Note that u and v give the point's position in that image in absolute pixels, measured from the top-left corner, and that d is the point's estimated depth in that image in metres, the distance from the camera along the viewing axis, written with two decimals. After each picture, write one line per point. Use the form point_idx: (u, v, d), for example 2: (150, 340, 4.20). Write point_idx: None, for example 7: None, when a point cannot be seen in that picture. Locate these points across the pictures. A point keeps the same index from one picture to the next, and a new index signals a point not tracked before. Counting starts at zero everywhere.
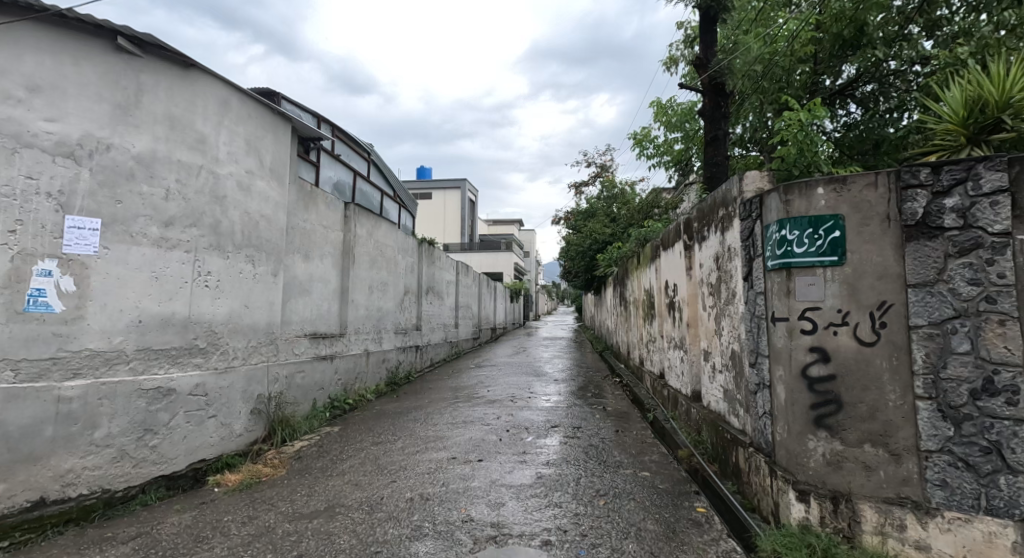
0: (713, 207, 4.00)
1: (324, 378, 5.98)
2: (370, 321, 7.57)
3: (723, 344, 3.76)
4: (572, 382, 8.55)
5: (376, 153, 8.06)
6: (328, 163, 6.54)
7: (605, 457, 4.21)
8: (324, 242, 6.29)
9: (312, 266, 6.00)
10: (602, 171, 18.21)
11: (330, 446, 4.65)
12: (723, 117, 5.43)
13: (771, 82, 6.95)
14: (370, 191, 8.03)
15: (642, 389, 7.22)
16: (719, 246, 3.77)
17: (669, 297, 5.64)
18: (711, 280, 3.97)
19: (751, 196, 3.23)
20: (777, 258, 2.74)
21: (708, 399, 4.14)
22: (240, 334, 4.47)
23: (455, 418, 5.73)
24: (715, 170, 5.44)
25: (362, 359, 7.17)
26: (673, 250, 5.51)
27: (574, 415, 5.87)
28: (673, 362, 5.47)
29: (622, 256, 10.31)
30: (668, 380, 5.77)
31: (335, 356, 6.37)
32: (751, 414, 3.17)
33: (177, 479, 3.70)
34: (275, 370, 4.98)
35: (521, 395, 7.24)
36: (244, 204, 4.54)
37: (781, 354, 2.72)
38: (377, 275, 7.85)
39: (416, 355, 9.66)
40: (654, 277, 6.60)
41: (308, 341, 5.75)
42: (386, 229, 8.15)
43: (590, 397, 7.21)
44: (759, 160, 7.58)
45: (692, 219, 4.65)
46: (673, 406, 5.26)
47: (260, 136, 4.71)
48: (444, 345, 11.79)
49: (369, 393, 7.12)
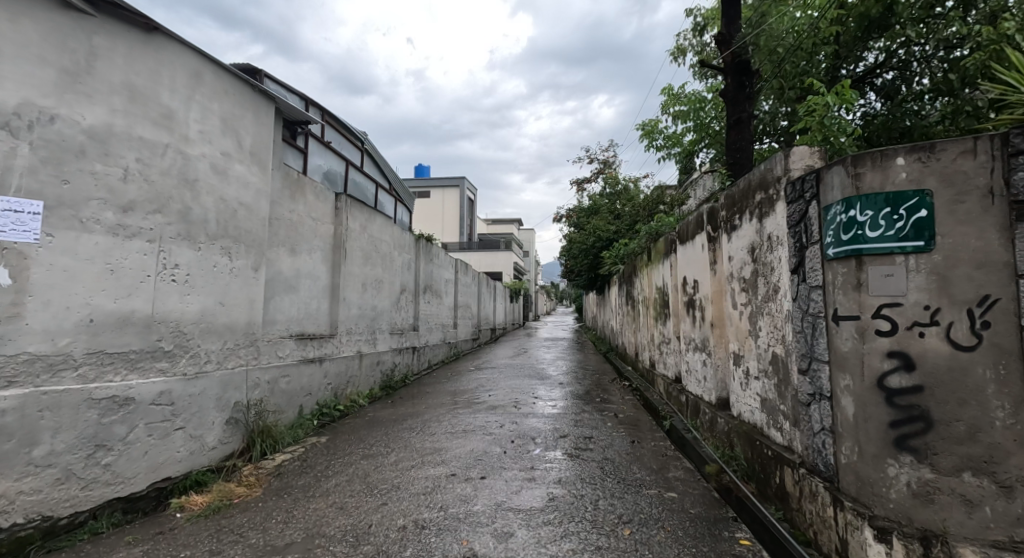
0: (746, 192, 3.54)
1: (312, 383, 5.52)
2: (363, 321, 7.10)
3: (761, 346, 3.30)
4: (577, 386, 8.10)
5: (369, 143, 7.60)
6: (317, 150, 6.08)
7: (623, 474, 3.75)
8: (313, 235, 5.82)
9: (299, 262, 5.53)
10: (604, 167, 17.80)
11: (315, 460, 4.17)
12: (748, 98, 4.99)
13: (793, 67, 6.51)
14: (364, 183, 7.56)
15: (653, 393, 6.77)
16: (756, 235, 3.31)
17: (687, 295, 5.19)
18: (746, 274, 3.51)
19: (800, 175, 2.78)
20: (842, 244, 2.28)
21: (740, 408, 3.68)
22: (214, 335, 4.00)
23: (454, 426, 5.26)
24: (739, 157, 4.99)
25: (355, 361, 6.71)
26: (692, 243, 5.06)
27: (583, 423, 5.42)
28: (693, 365, 5.02)
29: (629, 254, 9.87)
30: (686, 386, 5.32)
31: (324, 359, 5.90)
32: (801, 430, 2.71)
33: (136, 502, 3.23)
34: (255, 375, 4.51)
35: (524, 400, 6.77)
36: (220, 190, 4.07)
37: (848, 360, 2.26)
38: (371, 272, 7.38)
39: (413, 357, 9.19)
40: (668, 274, 6.16)
41: (293, 343, 5.28)
42: (381, 223, 7.69)
43: (598, 402, 6.75)
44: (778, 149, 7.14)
45: (718, 208, 4.20)
46: (694, 414, 4.81)
47: (237, 115, 4.25)
48: (442, 346, 11.32)
49: (362, 398, 6.66)
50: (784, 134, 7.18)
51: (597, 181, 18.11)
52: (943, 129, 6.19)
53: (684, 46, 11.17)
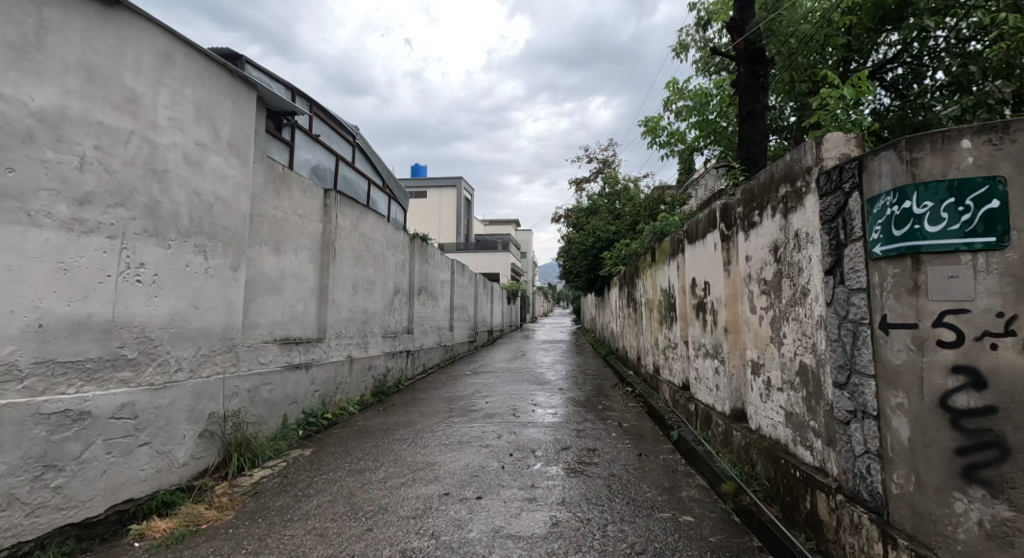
0: (767, 185, 3.24)
1: (297, 391, 5.20)
2: (354, 324, 6.78)
3: (785, 355, 3.00)
4: (577, 391, 7.79)
5: (361, 138, 7.30)
6: (306, 144, 5.78)
7: (631, 493, 3.45)
8: (299, 233, 5.50)
9: (283, 262, 5.21)
10: (603, 167, 17.52)
11: (297, 476, 3.85)
12: (762, 88, 4.68)
13: (804, 59, 6.23)
14: (356, 180, 7.25)
15: (658, 400, 6.47)
16: (781, 233, 3.01)
17: (697, 297, 4.89)
18: (768, 275, 3.21)
19: (834, 164, 2.48)
20: (893, 240, 1.98)
21: (759, 421, 3.38)
22: (186, 341, 3.67)
23: (449, 437, 4.95)
24: (753, 151, 4.67)
25: (345, 366, 6.39)
26: (702, 242, 4.77)
27: (586, 434, 5.11)
28: (704, 372, 4.72)
29: (631, 254, 9.59)
30: (696, 395, 5.01)
31: (312, 364, 5.58)
32: (837, 450, 2.41)
33: (92, 527, 2.89)
34: (233, 384, 4.19)
35: (523, 407, 6.46)
36: (194, 183, 3.74)
37: (901, 376, 1.95)
38: (362, 273, 7.06)
39: (407, 361, 8.87)
40: (674, 275, 5.86)
41: (277, 348, 4.96)
42: (374, 222, 7.37)
43: (599, 409, 6.45)
44: (789, 145, 6.89)
45: (735, 204, 3.90)
46: (705, 426, 4.50)
47: (214, 102, 3.93)
48: (437, 349, 11.00)
49: (352, 406, 6.34)
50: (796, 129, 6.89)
51: (597, 181, 17.83)
52: (955, 126, 6.04)
53: (686, 42, 10.92)
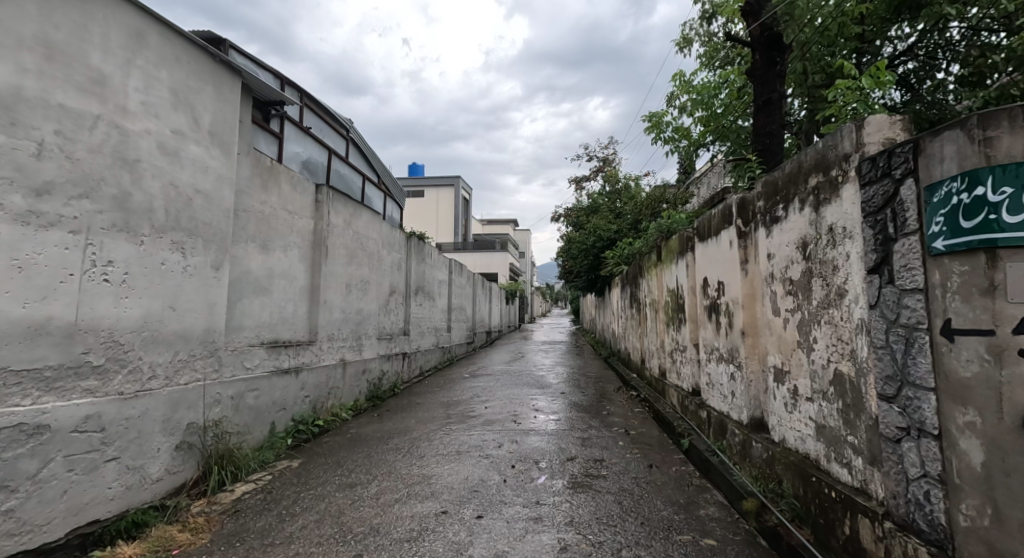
0: (794, 176, 2.97)
1: (286, 397, 4.92)
2: (347, 326, 6.50)
3: (815, 362, 2.73)
4: (579, 395, 7.52)
5: (355, 131, 7.01)
6: (296, 137, 5.49)
7: (645, 511, 3.18)
8: (288, 230, 5.22)
9: (271, 260, 4.92)
10: (603, 165, 17.26)
11: (283, 491, 3.57)
12: (779, 76, 4.40)
13: (818, 49, 5.99)
14: (349, 176, 6.97)
15: (665, 405, 6.21)
16: (811, 228, 2.74)
17: (710, 297, 4.62)
18: (796, 274, 2.94)
19: (878, 149, 2.21)
20: (962, 234, 1.72)
21: (785, 433, 3.11)
22: (161, 346, 3.38)
23: (446, 447, 4.67)
24: (770, 143, 4.40)
25: (337, 370, 6.10)
26: (715, 240, 4.50)
27: (591, 442, 4.83)
28: (718, 377, 4.45)
29: (634, 254, 9.34)
30: (708, 401, 4.74)
31: (302, 369, 5.29)
32: (883, 470, 2.14)
33: (50, 554, 2.61)
34: (215, 391, 3.90)
35: (524, 412, 6.19)
36: (171, 174, 3.46)
37: (973, 391, 1.69)
38: (356, 272, 6.78)
39: (404, 363, 8.58)
40: (684, 274, 5.59)
41: (265, 351, 4.67)
42: (368, 219, 7.08)
43: (604, 415, 6.18)
44: (802, 140, 6.64)
45: (755, 198, 3.63)
46: (720, 435, 4.23)
47: (193, 87, 3.64)
48: (435, 350, 10.72)
49: (346, 412, 6.06)
50: (809, 123, 6.64)
51: (597, 179, 17.58)
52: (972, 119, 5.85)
53: (690, 36, 10.68)
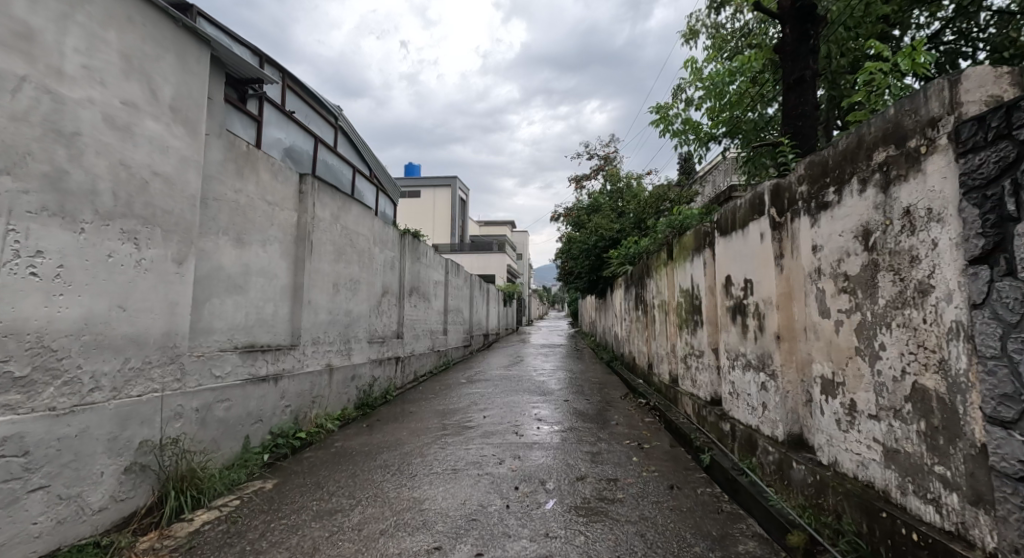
0: (851, 152, 2.52)
1: (262, 407, 4.43)
2: (334, 328, 6.02)
3: (882, 373, 2.28)
4: (583, 403, 7.06)
5: (344, 119, 6.54)
6: (277, 122, 5.02)
7: (673, 547, 2.71)
8: (266, 223, 4.74)
9: (247, 256, 4.44)
10: (604, 164, 16.83)
11: (251, 520, 3.09)
12: (812, 51, 3.95)
13: (843, 31, 5.56)
14: (338, 167, 6.50)
15: (679, 414, 5.74)
16: (878, 212, 2.29)
17: (736, 297, 4.16)
18: (855, 269, 2.49)
19: (983, 108, 1.77)
20: None
21: (837, 455, 2.65)
22: (107, 353, 2.89)
23: (442, 464, 4.19)
24: (803, 125, 3.95)
25: (323, 377, 5.62)
26: (741, 233, 4.05)
27: (602, 459, 4.36)
28: (745, 386, 4.00)
29: (641, 253, 8.89)
30: (732, 413, 4.28)
31: (282, 376, 4.81)
32: (997, 515, 1.68)
33: None
34: (176, 404, 3.41)
35: (525, 423, 5.71)
36: (121, 153, 2.98)
37: None
38: (344, 270, 6.30)
39: (396, 369, 8.10)
40: (701, 273, 5.14)
41: (238, 357, 4.19)
42: (358, 214, 6.61)
43: (612, 425, 5.71)
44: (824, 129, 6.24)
45: (796, 183, 3.18)
46: (748, 452, 3.77)
47: (150, 54, 3.17)
48: (430, 354, 10.23)
49: (332, 422, 5.58)
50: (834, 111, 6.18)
51: (597, 178, 17.17)
52: None
53: (697, 28, 10.29)
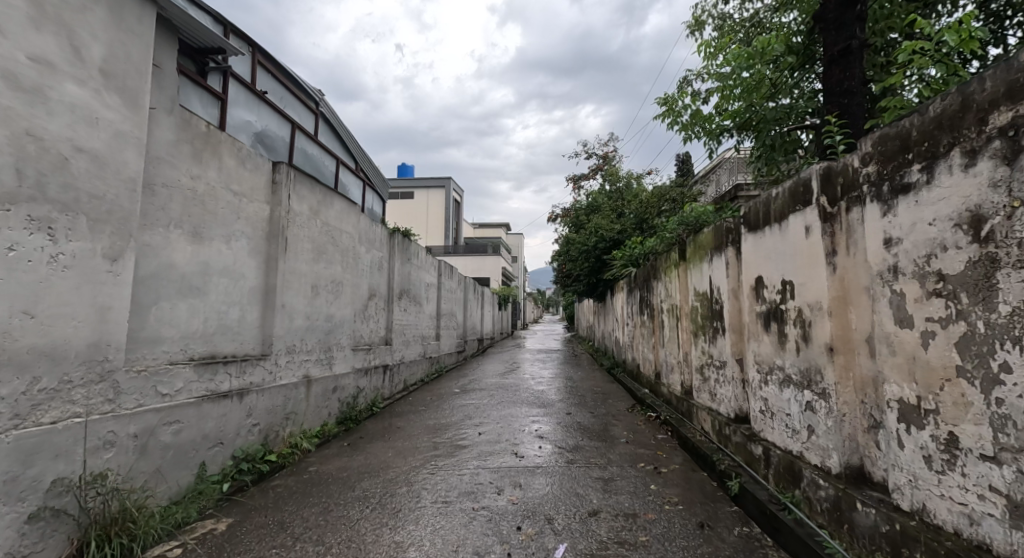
0: (947, 118, 1.99)
1: (223, 428, 3.83)
2: (313, 335, 5.42)
3: (1005, 402, 1.75)
4: (586, 416, 6.49)
5: (326, 104, 5.96)
6: (245, 101, 4.44)
7: None
8: (231, 216, 4.16)
9: (206, 253, 3.86)
10: (604, 163, 16.31)
11: None
12: (859, 18, 3.44)
13: (876, 8, 5.03)
14: (319, 158, 5.92)
15: (696, 432, 5.19)
16: (998, 193, 1.76)
17: (771, 301, 3.61)
18: (956, 266, 1.95)
19: None
20: None
21: (927, 501, 2.11)
22: (5, 371, 2.33)
23: (432, 497, 3.59)
24: (849, 103, 3.44)
25: (299, 390, 5.02)
26: (778, 227, 3.50)
27: (615, 488, 3.80)
28: (782, 404, 3.45)
29: (647, 254, 8.35)
30: (764, 434, 3.74)
31: (250, 391, 4.22)
32: None
33: None
34: (106, 429, 2.81)
35: (523, 441, 5.12)
36: (27, 121, 2.41)
37: None
38: (325, 271, 5.71)
39: (384, 378, 7.50)
40: (725, 273, 4.59)
41: (194, 371, 3.60)
42: (340, 209, 6.03)
43: (621, 444, 5.14)
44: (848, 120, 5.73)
45: (858, 165, 2.63)
46: (789, 483, 3.23)
47: (70, 3, 2.61)
48: (421, 362, 9.63)
49: (309, 441, 4.99)
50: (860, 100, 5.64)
51: (596, 178, 16.65)
52: None
53: (703, 18, 9.81)
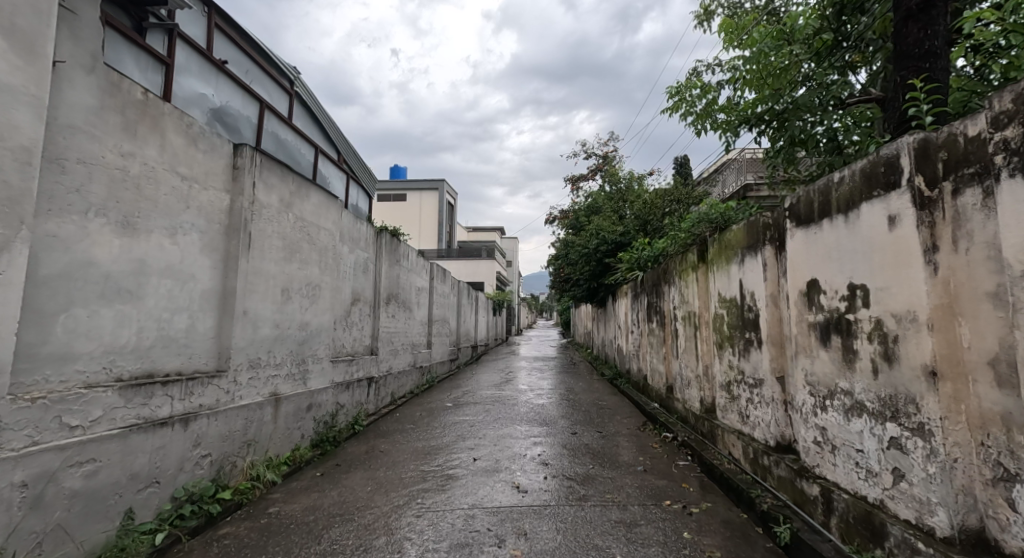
0: None
1: (160, 462, 3.13)
2: (283, 345, 4.72)
3: None
4: (593, 437, 5.80)
5: (302, 83, 5.28)
6: (197, 70, 3.75)
7: None
8: (178, 204, 3.47)
9: (143, 249, 3.16)
10: (604, 163, 15.75)
11: None
12: None
13: None
14: (294, 145, 5.24)
15: (724, 458, 4.52)
16: None
17: (834, 309, 2.95)
18: None
19: None
20: None
21: None
22: None
23: (413, 552, 2.90)
24: (933, 67, 2.86)
25: (265, 410, 4.32)
26: (843, 219, 2.86)
27: (640, 536, 3.12)
28: (850, 438, 2.79)
29: (657, 256, 7.73)
30: (822, 472, 3.08)
31: (199, 414, 3.52)
32: None
33: None
34: None
35: (525, 471, 4.42)
36: None
37: None
38: (299, 273, 5.01)
39: (368, 391, 6.79)
40: (763, 276, 3.94)
41: (124, 393, 2.91)
42: (317, 202, 5.33)
43: (637, 473, 4.46)
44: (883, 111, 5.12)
45: (983, 132, 1.99)
46: (867, 540, 2.57)
47: None
48: (411, 372, 8.92)
49: (275, 471, 4.27)
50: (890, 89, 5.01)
51: (596, 179, 16.08)
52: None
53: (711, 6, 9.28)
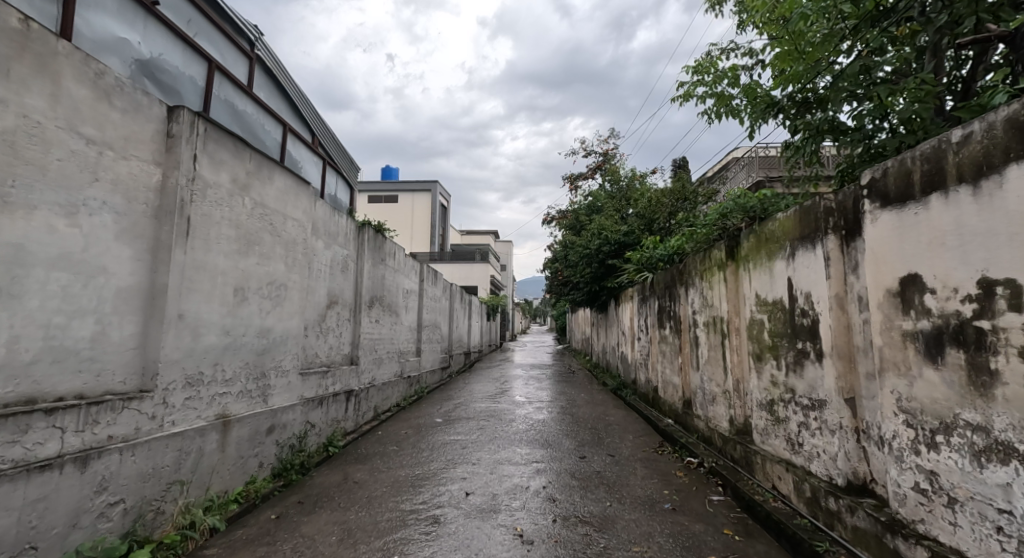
0: None
1: (39, 515, 2.33)
2: (236, 357, 3.90)
3: None
4: (603, 462, 4.99)
5: (265, 47, 4.51)
6: (115, 7, 3.00)
7: None
8: (84, 176, 2.67)
9: (21, 231, 2.35)
10: (604, 161, 15.08)
11: None
12: None
13: None
14: (256, 119, 4.44)
15: (769, 494, 3.73)
16: None
17: (947, 313, 2.20)
18: None
19: None
20: None
21: None
22: None
23: None
24: None
25: (208, 437, 3.50)
26: (969, 190, 2.11)
27: None
28: (996, 493, 2.00)
29: (670, 255, 6.99)
30: (930, 531, 2.31)
31: (109, 446, 2.71)
32: None
33: None
34: None
35: (529, 512, 3.60)
36: None
37: None
38: (258, 269, 4.19)
39: (347, 407, 5.97)
40: (826, 274, 3.16)
41: None
42: (283, 186, 4.52)
43: (662, 513, 3.66)
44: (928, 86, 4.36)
45: None
46: None
47: None
48: (398, 383, 8.10)
49: (218, 513, 3.43)
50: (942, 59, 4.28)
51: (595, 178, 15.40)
52: None
53: None
